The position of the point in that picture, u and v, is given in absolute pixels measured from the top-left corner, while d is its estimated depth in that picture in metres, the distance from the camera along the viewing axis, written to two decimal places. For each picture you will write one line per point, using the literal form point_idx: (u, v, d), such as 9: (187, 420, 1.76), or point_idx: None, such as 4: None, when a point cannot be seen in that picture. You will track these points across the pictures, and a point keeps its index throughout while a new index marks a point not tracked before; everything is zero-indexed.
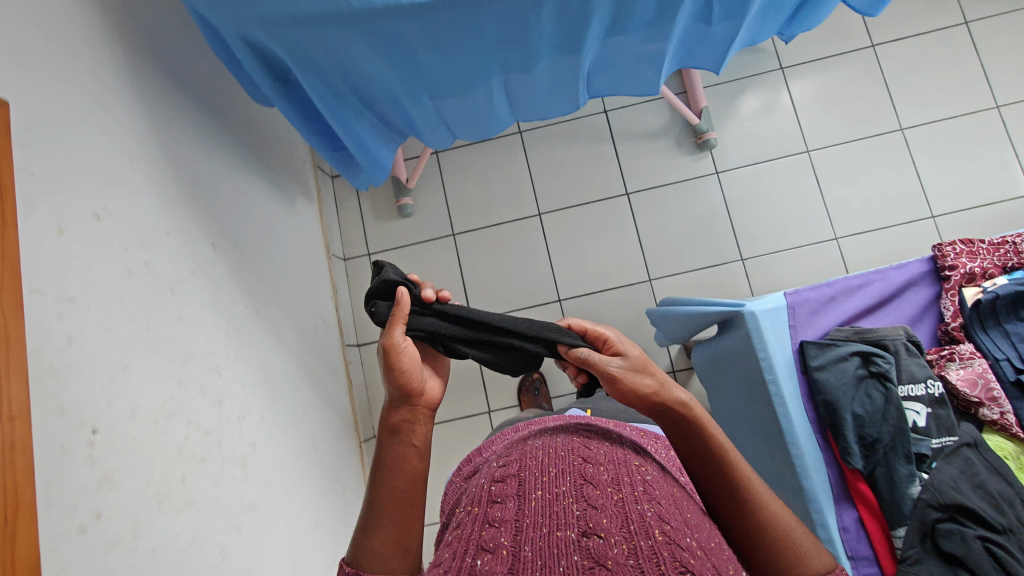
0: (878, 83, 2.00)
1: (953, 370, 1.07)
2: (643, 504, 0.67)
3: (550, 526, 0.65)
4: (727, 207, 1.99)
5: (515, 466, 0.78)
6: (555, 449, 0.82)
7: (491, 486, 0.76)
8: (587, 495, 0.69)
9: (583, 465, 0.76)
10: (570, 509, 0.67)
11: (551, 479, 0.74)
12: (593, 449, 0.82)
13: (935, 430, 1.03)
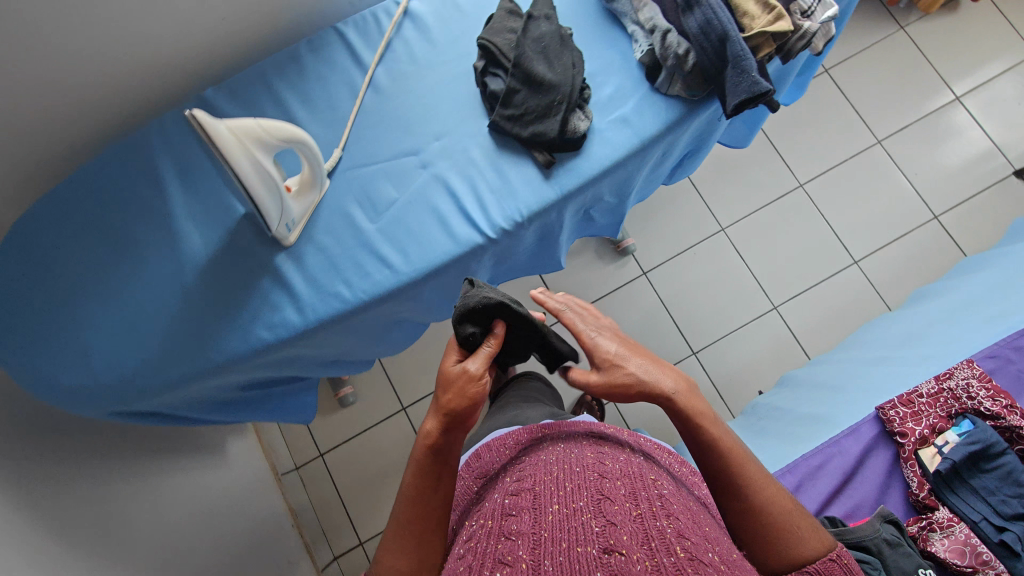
0: (767, 146, 2.05)
1: (936, 541, 0.88)
2: (668, 521, 0.64)
3: (571, 540, 0.63)
4: (665, 305, 1.97)
5: (531, 481, 0.75)
6: (567, 461, 0.79)
7: (507, 500, 0.73)
8: (606, 512, 0.66)
9: (602, 478, 0.73)
10: (590, 523, 0.64)
11: (568, 493, 0.71)
12: (611, 464, 0.78)
13: None
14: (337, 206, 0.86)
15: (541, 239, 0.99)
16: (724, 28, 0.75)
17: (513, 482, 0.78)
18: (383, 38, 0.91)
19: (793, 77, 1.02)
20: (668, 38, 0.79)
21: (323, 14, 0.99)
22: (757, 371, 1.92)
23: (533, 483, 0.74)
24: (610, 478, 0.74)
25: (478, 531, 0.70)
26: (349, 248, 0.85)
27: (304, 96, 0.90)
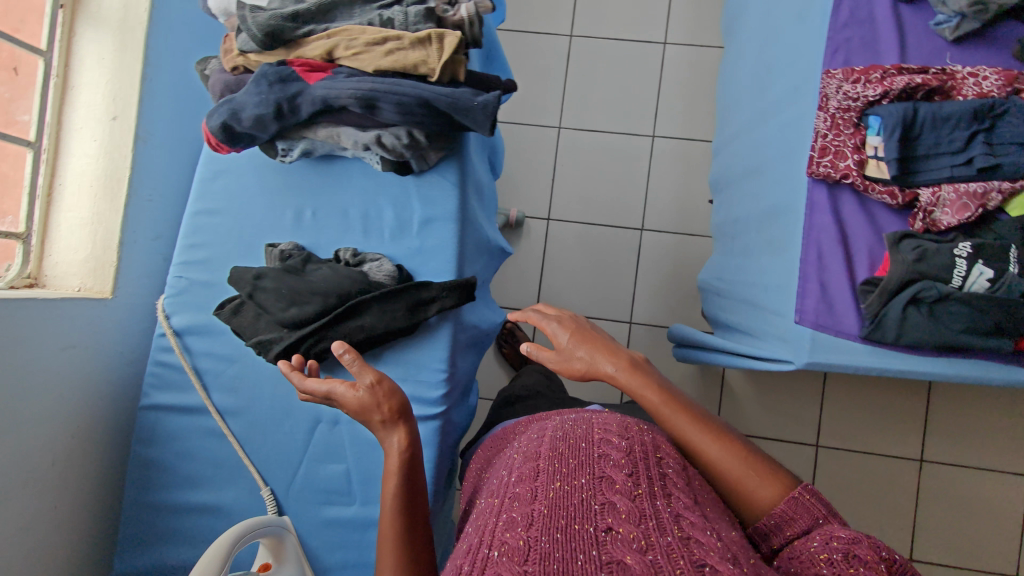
0: (518, 36, 1.98)
1: (943, 217, 0.93)
2: (667, 503, 0.57)
3: (568, 520, 0.56)
4: (586, 223, 1.94)
5: (525, 456, 0.67)
6: (571, 428, 0.69)
7: (511, 476, 0.66)
8: (609, 489, 0.59)
9: (605, 449, 0.64)
10: (595, 505, 0.57)
11: (567, 466, 0.63)
12: (616, 425, 0.68)
13: (1003, 262, 0.90)
14: (316, 522, 0.80)
15: (472, 349, 0.92)
16: (417, 96, 0.68)
17: (508, 462, 0.71)
18: (188, 371, 0.81)
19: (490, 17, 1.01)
20: (386, 142, 0.72)
21: (123, 397, 0.89)
22: (692, 191, 1.92)
23: (528, 460, 0.66)
24: (613, 443, 0.64)
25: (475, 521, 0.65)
26: (361, 540, 0.79)
27: (190, 481, 0.82)
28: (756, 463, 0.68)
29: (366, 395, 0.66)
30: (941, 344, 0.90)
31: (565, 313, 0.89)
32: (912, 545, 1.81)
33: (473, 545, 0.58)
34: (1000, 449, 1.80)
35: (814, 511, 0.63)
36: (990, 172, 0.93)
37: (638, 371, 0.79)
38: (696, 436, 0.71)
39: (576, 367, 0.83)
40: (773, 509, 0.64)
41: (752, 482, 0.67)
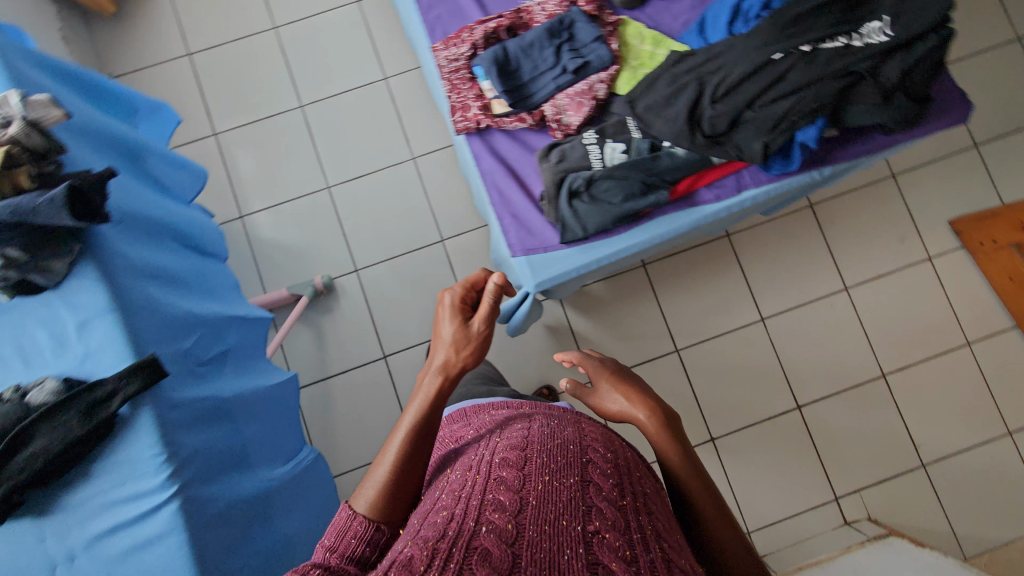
0: (254, 127, 2.05)
1: (569, 119, 1.06)
2: (640, 523, 0.64)
3: (557, 513, 0.60)
4: (391, 257, 2.00)
5: (514, 445, 0.72)
6: (558, 434, 0.76)
7: (496, 459, 0.70)
8: (593, 492, 0.65)
9: (589, 460, 0.71)
10: (579, 503, 0.63)
11: (558, 464, 0.68)
12: (602, 449, 0.76)
13: (625, 133, 1.05)
14: None
15: (202, 424, 0.91)
16: None
17: (492, 446, 0.75)
18: None
19: (140, 137, 1.14)
20: None
21: None
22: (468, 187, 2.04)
23: (511, 450, 0.71)
24: (598, 459, 0.72)
25: (440, 495, 0.67)
26: None
27: None
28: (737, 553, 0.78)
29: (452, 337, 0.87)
30: (618, 217, 1.02)
31: (608, 359, 1.08)
32: (792, 391, 1.95)
33: (461, 509, 0.61)
34: (816, 277, 2.00)
35: None
36: (586, 70, 1.07)
37: (665, 426, 0.91)
38: (700, 495, 0.84)
39: (615, 410, 1.00)
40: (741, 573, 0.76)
41: (739, 557, 0.79)
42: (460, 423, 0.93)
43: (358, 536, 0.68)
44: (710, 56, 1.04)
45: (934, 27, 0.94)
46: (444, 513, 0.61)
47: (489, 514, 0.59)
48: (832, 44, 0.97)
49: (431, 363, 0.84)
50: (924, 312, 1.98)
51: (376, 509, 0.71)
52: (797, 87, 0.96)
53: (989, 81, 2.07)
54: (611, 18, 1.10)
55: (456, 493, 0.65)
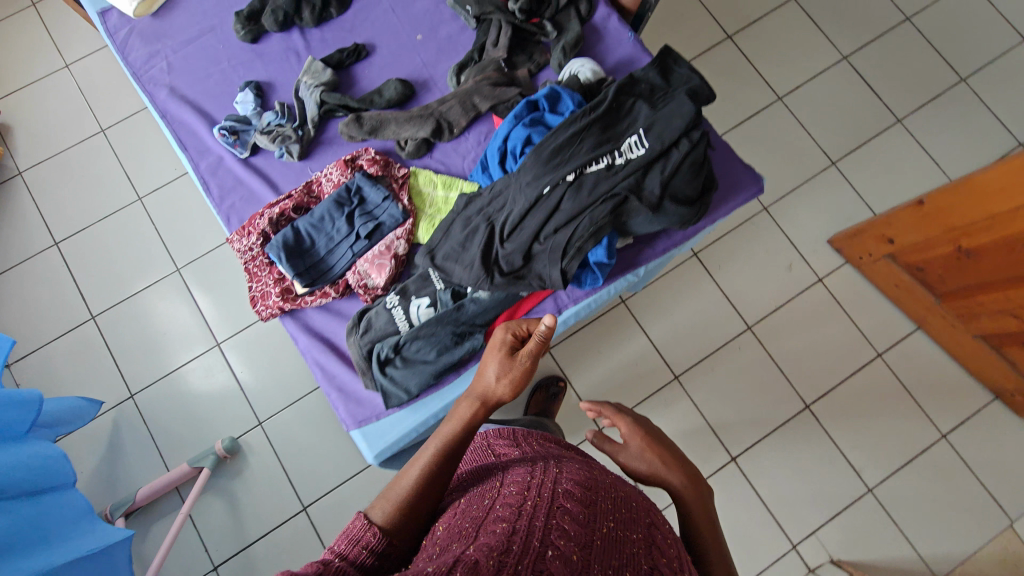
0: (133, 300, 2.00)
1: (374, 281, 1.05)
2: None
3: (620, 559, 0.64)
4: (294, 400, 1.94)
5: (584, 483, 0.75)
6: (616, 487, 0.79)
7: (563, 491, 0.72)
8: (650, 551, 0.68)
9: (646, 520, 0.75)
10: (636, 555, 0.66)
11: (620, 519, 0.71)
12: (651, 512, 0.79)
13: (428, 286, 1.04)
14: None
15: None
16: None
17: (555, 475, 0.77)
18: None
19: None
20: None
21: None
22: None
23: (577, 486, 0.74)
24: (655, 525, 0.75)
25: (494, 508, 0.70)
26: None
27: None
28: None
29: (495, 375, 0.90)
30: (436, 374, 0.99)
31: (638, 417, 1.11)
32: (724, 443, 1.91)
33: (528, 532, 0.63)
34: (718, 321, 2.01)
35: None
36: (381, 227, 1.08)
37: (695, 487, 1.00)
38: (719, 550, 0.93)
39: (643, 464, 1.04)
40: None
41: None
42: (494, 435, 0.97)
43: (380, 537, 0.71)
44: (494, 194, 1.05)
45: (685, 132, 0.99)
46: (506, 532, 0.63)
47: (554, 547, 0.61)
48: (598, 165, 0.99)
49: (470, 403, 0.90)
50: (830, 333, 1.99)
51: (390, 523, 0.73)
52: (574, 214, 0.98)
53: (828, 100, 2.17)
54: (399, 172, 1.12)
55: (518, 511, 0.67)
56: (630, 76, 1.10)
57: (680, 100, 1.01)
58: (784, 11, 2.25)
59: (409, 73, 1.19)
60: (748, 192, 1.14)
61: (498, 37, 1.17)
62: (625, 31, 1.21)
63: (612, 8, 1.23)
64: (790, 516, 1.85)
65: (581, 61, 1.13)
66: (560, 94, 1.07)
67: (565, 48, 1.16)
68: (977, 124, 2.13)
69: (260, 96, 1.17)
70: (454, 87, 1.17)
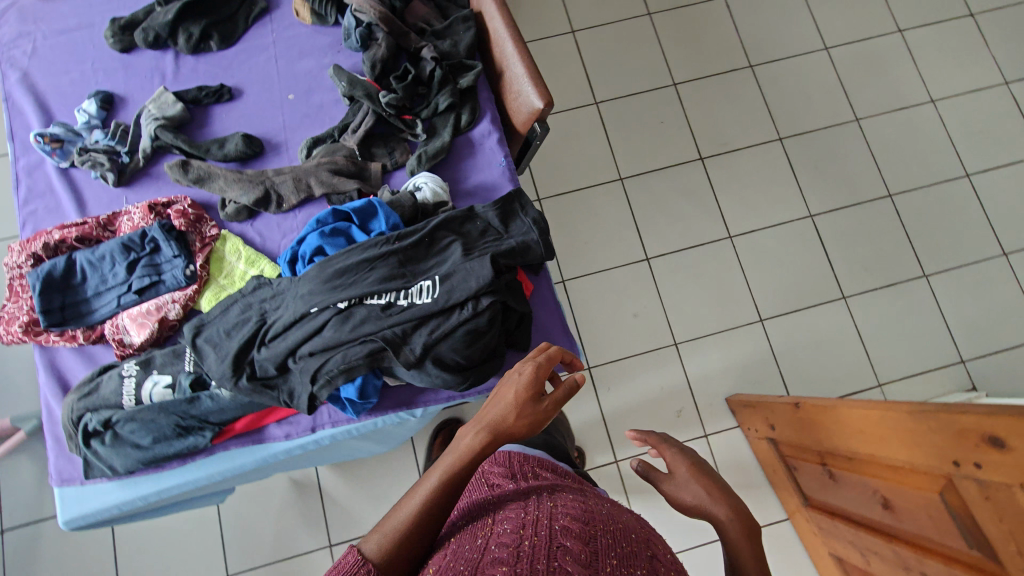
0: None
1: (129, 338, 0.99)
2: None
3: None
4: None
5: (582, 516, 0.73)
6: (619, 519, 0.77)
7: (561, 526, 0.70)
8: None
9: (651, 555, 0.72)
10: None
11: (623, 552, 0.69)
12: (660, 545, 0.77)
13: (178, 363, 0.96)
14: None
15: None
16: None
17: (557, 509, 0.75)
18: None
19: None
20: None
21: None
22: None
23: (574, 521, 0.72)
24: (659, 558, 0.72)
25: (492, 544, 0.69)
26: None
27: None
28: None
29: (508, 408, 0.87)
30: (143, 461, 0.92)
31: (686, 448, 1.05)
32: None
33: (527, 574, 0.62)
34: (591, 446, 1.86)
35: None
36: (159, 284, 1.01)
37: (744, 517, 0.91)
38: None
39: (691, 493, 0.98)
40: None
41: None
42: (499, 469, 0.93)
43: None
44: (277, 291, 0.98)
45: (475, 295, 0.91)
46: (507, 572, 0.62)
47: None
48: (378, 301, 0.92)
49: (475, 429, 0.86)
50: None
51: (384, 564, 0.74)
52: (331, 345, 0.90)
53: (781, 254, 2.04)
54: (207, 233, 1.05)
55: (515, 548, 0.66)
56: (464, 210, 1.03)
57: (484, 260, 0.93)
58: (766, 149, 2.13)
59: (264, 131, 1.13)
60: None
61: (362, 123, 1.10)
62: (500, 152, 1.14)
63: (499, 122, 1.17)
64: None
65: (431, 175, 1.07)
66: (375, 209, 0.99)
67: (425, 155, 1.10)
68: (924, 328, 1.99)
69: (108, 109, 1.12)
70: (300, 162, 1.10)
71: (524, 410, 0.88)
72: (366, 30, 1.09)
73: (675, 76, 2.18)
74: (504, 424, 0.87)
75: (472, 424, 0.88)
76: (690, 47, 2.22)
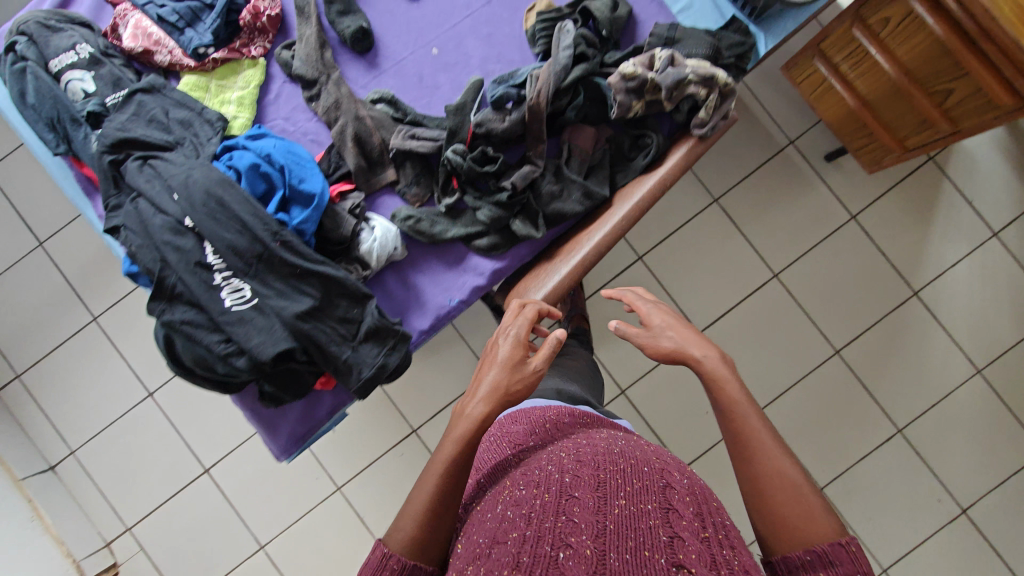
0: None
1: (122, 33, 0.99)
2: (734, 553, 0.64)
3: (638, 541, 0.62)
4: None
5: (581, 467, 0.72)
6: (626, 453, 0.77)
7: (566, 476, 0.71)
8: (674, 523, 0.64)
9: (668, 487, 0.70)
10: (658, 531, 0.63)
11: (633, 489, 0.68)
12: (677, 476, 0.74)
13: (107, 89, 0.96)
14: None
15: None
16: None
17: (559, 460, 0.75)
18: None
19: None
20: None
21: None
22: None
23: (585, 468, 0.71)
24: (676, 490, 0.70)
25: (506, 514, 0.68)
26: None
27: None
28: (810, 504, 0.72)
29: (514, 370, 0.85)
30: (13, 106, 0.96)
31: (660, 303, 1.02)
32: (218, 458, 1.90)
33: (536, 536, 0.63)
34: (349, 457, 1.90)
35: (853, 562, 0.66)
36: (179, 31, 0.99)
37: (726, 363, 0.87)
38: (756, 454, 0.76)
39: (666, 346, 0.92)
40: (812, 545, 0.69)
41: (799, 517, 0.71)
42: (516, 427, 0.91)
43: (418, 564, 0.75)
44: (204, 149, 0.94)
45: (245, 351, 0.85)
46: (518, 536, 0.64)
47: (564, 548, 0.61)
48: (208, 254, 0.87)
49: (467, 412, 0.83)
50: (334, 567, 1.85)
51: (411, 552, 0.75)
52: (146, 231, 0.87)
53: None
54: (250, 46, 1.01)
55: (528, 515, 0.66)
56: (363, 288, 0.94)
57: (283, 343, 0.86)
58: None
59: (383, 46, 1.03)
60: (264, 437, 1.01)
61: (423, 140, 0.98)
62: (463, 294, 1.00)
63: (502, 276, 1.01)
64: (135, 509, 1.91)
65: (396, 237, 0.97)
66: (309, 203, 0.91)
67: (416, 222, 0.98)
68: None
69: None
70: (362, 100, 1.01)
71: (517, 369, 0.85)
72: (509, 97, 0.93)
73: (768, 407, 1.89)
74: (500, 382, 0.85)
75: (462, 398, 0.86)
76: (809, 412, 1.88)
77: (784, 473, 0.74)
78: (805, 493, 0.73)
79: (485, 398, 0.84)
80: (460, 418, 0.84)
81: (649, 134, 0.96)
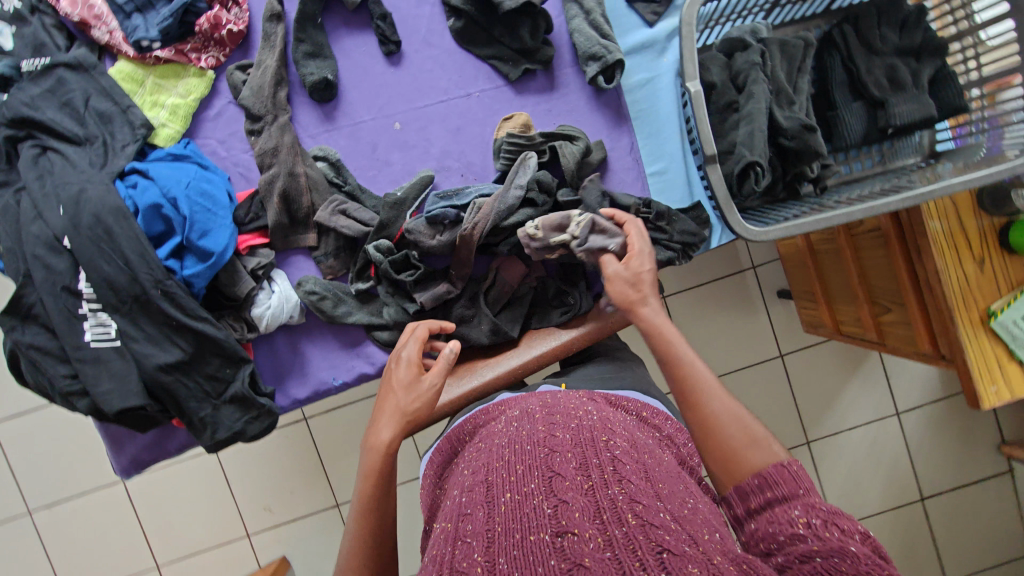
0: None
1: None
2: (625, 487, 0.52)
3: (525, 528, 0.49)
4: None
5: (476, 477, 0.59)
6: (516, 432, 0.63)
7: (462, 498, 0.57)
8: (557, 490, 0.52)
9: (552, 453, 0.57)
10: (541, 508, 0.50)
11: (517, 478, 0.55)
12: (561, 431, 0.61)
13: (27, 53, 0.88)
14: None
15: None
16: None
17: (458, 483, 0.62)
18: None
19: None
20: None
21: None
22: None
23: (476, 474, 0.59)
24: (564, 452, 0.57)
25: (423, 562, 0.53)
26: None
27: None
28: (754, 426, 0.64)
29: (413, 381, 0.81)
30: None
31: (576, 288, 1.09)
32: None
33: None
34: None
35: (794, 479, 0.57)
36: (125, 13, 0.89)
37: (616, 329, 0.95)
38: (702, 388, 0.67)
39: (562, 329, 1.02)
40: (760, 469, 0.59)
41: (738, 438, 0.63)
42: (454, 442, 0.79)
43: None
44: (114, 156, 0.86)
45: (92, 393, 0.82)
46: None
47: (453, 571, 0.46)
48: (81, 281, 0.81)
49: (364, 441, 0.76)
50: (181, 534, 1.66)
51: None
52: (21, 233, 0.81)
53: None
54: (200, 54, 0.92)
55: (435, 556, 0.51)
56: (241, 352, 0.90)
57: (134, 398, 0.82)
58: None
59: (345, 100, 0.95)
60: (107, 450, 0.98)
61: (352, 219, 0.92)
62: (349, 377, 0.98)
63: None
64: None
65: (294, 306, 0.93)
66: (206, 257, 0.85)
67: (319, 299, 0.93)
68: None
69: None
70: (303, 152, 0.94)
71: (410, 382, 0.80)
72: (447, 217, 0.89)
73: None
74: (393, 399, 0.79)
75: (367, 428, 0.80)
76: None
77: (724, 409, 0.65)
78: (748, 419, 0.64)
79: (393, 418, 0.77)
80: (362, 453, 0.74)
81: (574, 292, 0.94)
